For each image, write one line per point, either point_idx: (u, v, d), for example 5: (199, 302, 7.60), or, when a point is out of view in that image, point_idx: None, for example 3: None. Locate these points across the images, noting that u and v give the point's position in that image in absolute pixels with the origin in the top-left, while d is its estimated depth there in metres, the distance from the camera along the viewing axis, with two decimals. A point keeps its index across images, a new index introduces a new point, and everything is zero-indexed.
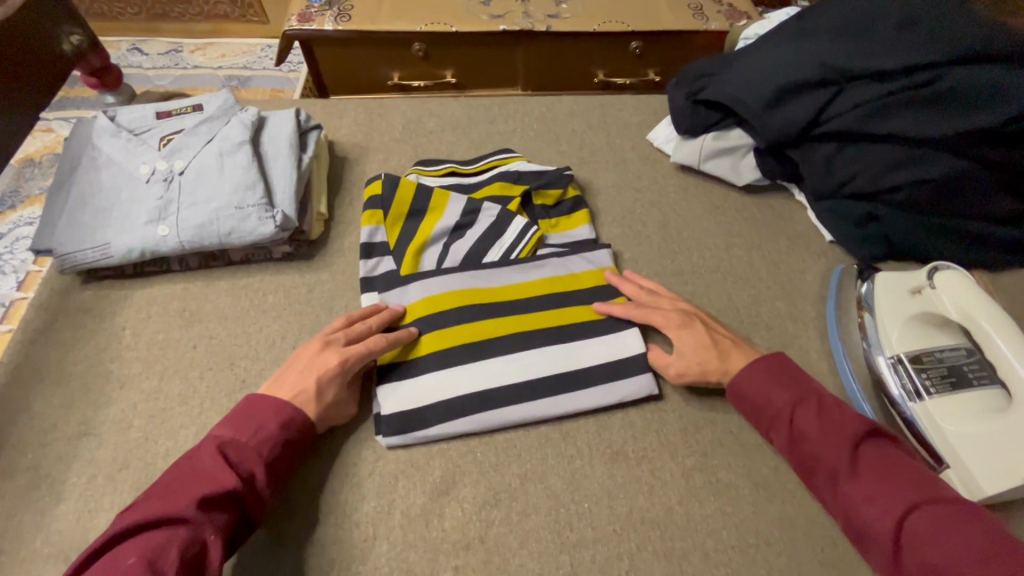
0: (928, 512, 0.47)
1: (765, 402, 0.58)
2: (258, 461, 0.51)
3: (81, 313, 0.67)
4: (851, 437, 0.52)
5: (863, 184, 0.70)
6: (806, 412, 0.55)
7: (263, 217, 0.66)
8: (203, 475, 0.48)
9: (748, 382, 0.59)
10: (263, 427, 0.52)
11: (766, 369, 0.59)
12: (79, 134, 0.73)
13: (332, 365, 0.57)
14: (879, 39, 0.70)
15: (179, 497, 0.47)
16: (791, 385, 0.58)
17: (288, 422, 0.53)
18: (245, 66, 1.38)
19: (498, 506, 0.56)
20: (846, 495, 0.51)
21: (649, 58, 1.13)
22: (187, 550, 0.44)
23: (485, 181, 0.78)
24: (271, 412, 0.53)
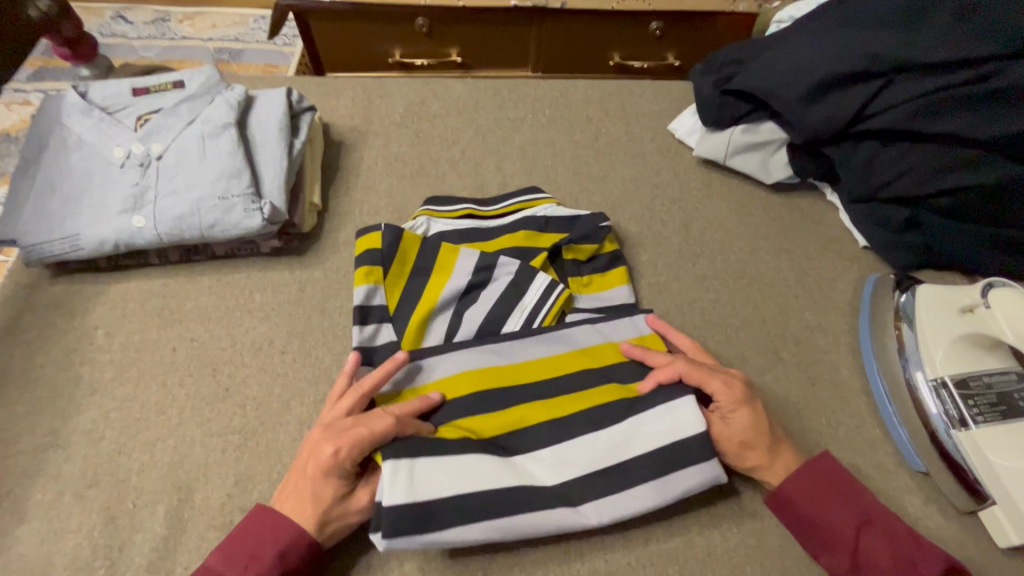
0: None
1: (824, 519, 0.51)
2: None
3: (49, 311, 0.61)
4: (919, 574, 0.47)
5: (905, 189, 0.64)
6: (872, 535, 0.50)
7: (249, 208, 0.60)
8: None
9: (808, 494, 0.52)
10: (256, 558, 0.46)
11: (827, 481, 0.52)
12: (47, 110, 0.66)
13: (330, 460, 0.47)
14: (933, 26, 0.62)
15: None
16: (850, 500, 0.51)
17: (285, 551, 0.46)
18: (237, 38, 1.29)
19: (502, 535, 0.51)
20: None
21: (670, 41, 1.05)
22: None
23: (506, 227, 0.67)
24: (266, 540, 0.46)
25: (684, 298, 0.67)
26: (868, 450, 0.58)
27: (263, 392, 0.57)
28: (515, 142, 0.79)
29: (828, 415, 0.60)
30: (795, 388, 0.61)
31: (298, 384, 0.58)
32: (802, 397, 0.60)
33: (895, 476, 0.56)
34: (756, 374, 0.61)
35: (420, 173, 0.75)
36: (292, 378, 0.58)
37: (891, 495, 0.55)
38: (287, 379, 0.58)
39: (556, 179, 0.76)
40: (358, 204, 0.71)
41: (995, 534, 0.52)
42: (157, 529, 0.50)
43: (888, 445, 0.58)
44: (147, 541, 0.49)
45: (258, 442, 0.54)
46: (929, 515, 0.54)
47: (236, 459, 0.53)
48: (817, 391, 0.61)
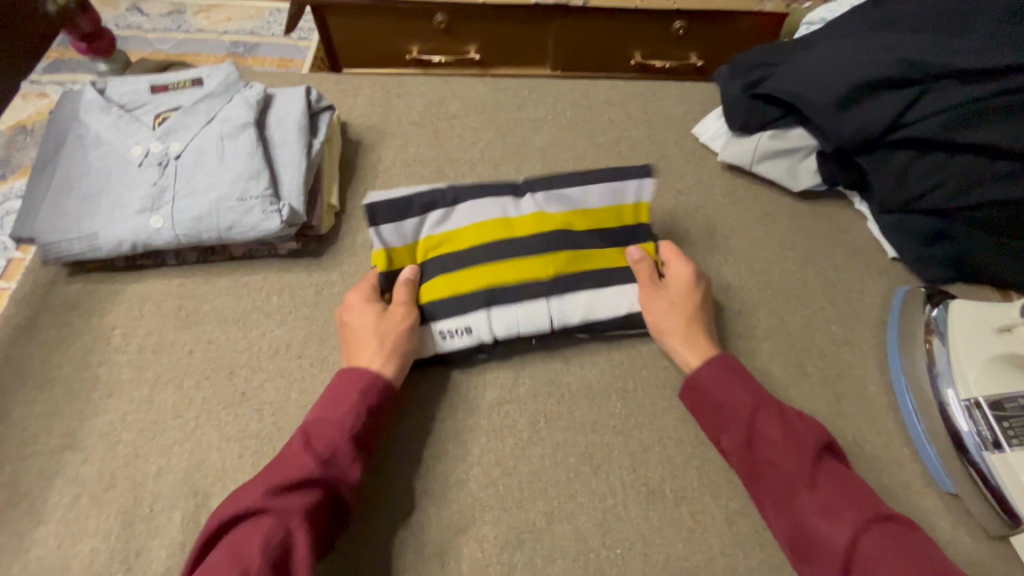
0: (878, 529, 0.46)
1: (723, 399, 0.54)
2: (341, 438, 0.49)
3: (67, 310, 0.61)
4: (811, 449, 0.50)
5: (942, 200, 0.62)
6: (769, 414, 0.52)
7: (267, 210, 0.59)
8: (287, 462, 0.48)
9: (714, 376, 0.55)
10: (343, 400, 0.52)
11: (732, 367, 0.55)
12: (66, 106, 0.66)
13: (356, 302, 0.58)
14: (974, 34, 0.61)
15: (260, 487, 0.46)
16: (750, 386, 0.54)
17: (365, 388, 0.52)
18: (252, 31, 1.28)
19: (521, 548, 0.50)
20: (804, 508, 0.48)
21: (693, 40, 1.03)
22: (271, 540, 0.43)
23: None
24: (344, 382, 0.53)
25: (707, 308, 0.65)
26: (896, 469, 0.56)
27: (280, 397, 0.57)
28: (535, 144, 0.77)
29: (855, 432, 0.58)
30: (820, 403, 0.60)
31: (315, 389, 0.57)
32: (827, 412, 0.59)
33: (923, 497, 0.55)
34: (780, 389, 0.60)
35: (439, 175, 0.73)
36: (309, 382, 0.58)
37: (920, 517, 0.54)
38: (304, 384, 0.57)
39: None
40: None
41: None
42: (174, 534, 0.50)
43: (916, 465, 0.57)
44: (164, 546, 0.49)
45: (274, 448, 0.54)
46: (958, 538, 0.52)
47: (253, 465, 0.53)
48: (842, 407, 0.60)
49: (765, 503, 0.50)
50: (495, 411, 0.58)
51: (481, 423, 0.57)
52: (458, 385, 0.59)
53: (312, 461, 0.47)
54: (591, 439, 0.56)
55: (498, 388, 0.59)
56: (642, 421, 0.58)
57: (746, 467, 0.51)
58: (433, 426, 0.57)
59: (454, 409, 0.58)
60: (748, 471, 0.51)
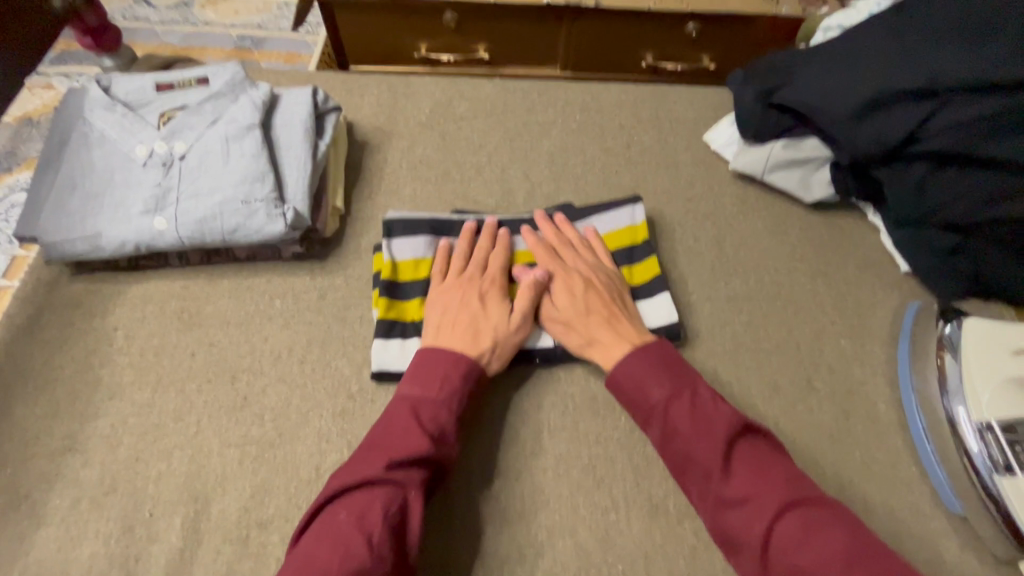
0: (800, 513, 0.45)
1: (642, 391, 0.53)
2: (448, 416, 0.51)
3: (69, 310, 0.60)
4: (726, 436, 0.48)
5: (960, 215, 0.60)
6: (681, 405, 0.51)
7: (272, 213, 0.59)
8: (398, 435, 0.48)
9: (628, 368, 0.54)
10: (447, 379, 0.52)
11: (648, 355, 0.54)
12: (70, 104, 0.65)
13: (491, 284, 0.60)
14: (996, 44, 0.59)
15: (376, 459, 0.47)
16: (670, 375, 0.53)
17: (469, 374, 0.53)
18: (259, 25, 1.27)
19: (522, 562, 0.50)
20: (721, 495, 0.47)
21: (706, 43, 1.01)
22: (391, 507, 0.45)
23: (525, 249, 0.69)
24: (450, 363, 0.53)
25: (715, 320, 0.64)
26: (904, 489, 0.55)
27: (282, 402, 0.56)
28: (543, 148, 0.76)
29: (863, 450, 0.57)
30: (827, 420, 0.59)
31: (316, 395, 0.57)
32: (835, 429, 0.58)
33: (931, 518, 0.54)
34: (788, 405, 0.59)
35: (445, 178, 0.73)
36: (311, 388, 0.57)
37: (927, 539, 0.53)
38: (306, 390, 0.57)
39: (584, 189, 0.73)
40: (381, 209, 0.69)
41: None
42: (174, 540, 0.49)
43: (924, 486, 0.56)
44: (164, 552, 0.49)
45: (275, 455, 0.53)
46: (966, 561, 0.52)
47: (253, 471, 0.53)
48: (850, 424, 0.59)
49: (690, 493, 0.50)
50: (499, 421, 0.57)
51: (483, 433, 0.56)
52: None
53: (425, 436, 0.48)
54: (595, 451, 0.56)
55: (501, 398, 0.58)
56: (646, 435, 0.57)
57: (668, 458, 0.51)
58: None
59: None
60: (673, 463, 0.50)
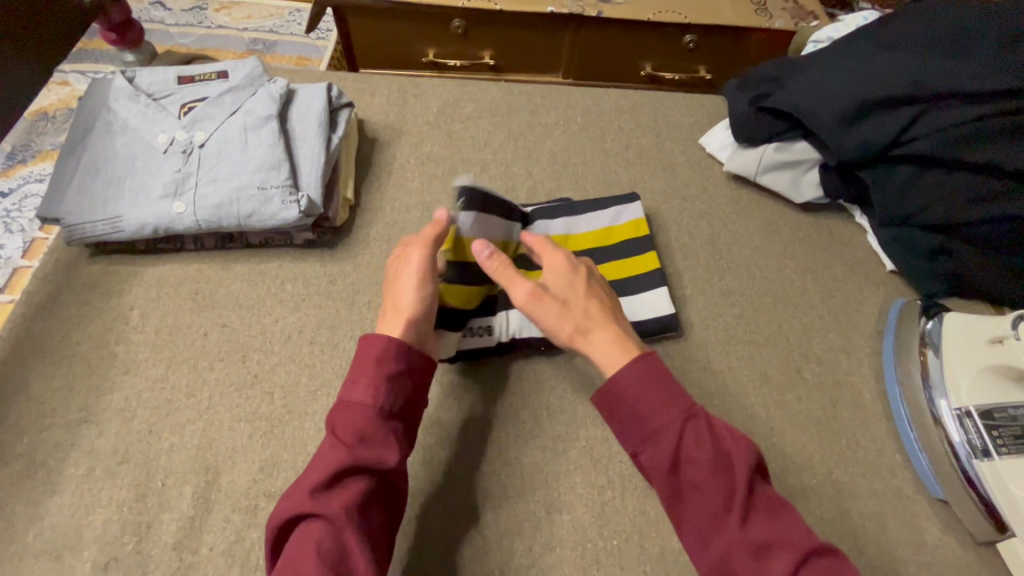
0: (816, 568, 0.41)
1: (635, 411, 0.47)
2: (370, 419, 0.46)
3: (86, 290, 0.63)
4: (740, 474, 0.44)
5: (942, 216, 0.64)
6: (698, 430, 0.46)
7: (287, 200, 0.61)
8: (317, 460, 0.44)
9: (641, 386, 0.47)
10: (358, 382, 0.47)
11: (659, 375, 0.48)
12: (95, 94, 0.68)
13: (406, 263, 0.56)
14: (975, 55, 0.63)
15: (298, 493, 0.43)
16: (677, 394, 0.47)
17: (382, 359, 0.48)
18: (271, 29, 1.31)
19: (521, 535, 0.52)
20: (732, 542, 0.42)
21: (703, 54, 1.06)
22: (322, 545, 0.41)
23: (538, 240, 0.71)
24: (365, 361, 0.48)
25: (709, 312, 0.67)
26: (888, 474, 0.58)
27: (291, 381, 0.58)
28: (546, 148, 0.80)
29: (849, 437, 0.60)
30: (816, 408, 0.61)
31: (325, 375, 0.59)
32: (822, 417, 0.61)
33: (913, 502, 0.56)
34: (776, 392, 0.62)
35: (452, 174, 0.76)
36: (320, 368, 0.59)
37: (909, 521, 0.55)
38: (315, 370, 0.59)
39: (585, 187, 0.76)
40: (390, 201, 0.72)
41: (1013, 565, 0.52)
42: (185, 509, 0.51)
43: (907, 471, 0.58)
44: (175, 519, 0.50)
45: (285, 429, 0.55)
46: (947, 543, 0.54)
47: (262, 445, 0.54)
48: (838, 413, 0.61)
49: (687, 532, 0.45)
50: (499, 404, 0.59)
51: (486, 414, 0.58)
52: (464, 378, 0.61)
53: (341, 451, 0.44)
54: (592, 433, 0.58)
55: (502, 383, 0.60)
56: None
57: (666, 489, 0.45)
58: (438, 415, 0.58)
59: (458, 401, 0.59)
60: (670, 495, 0.45)
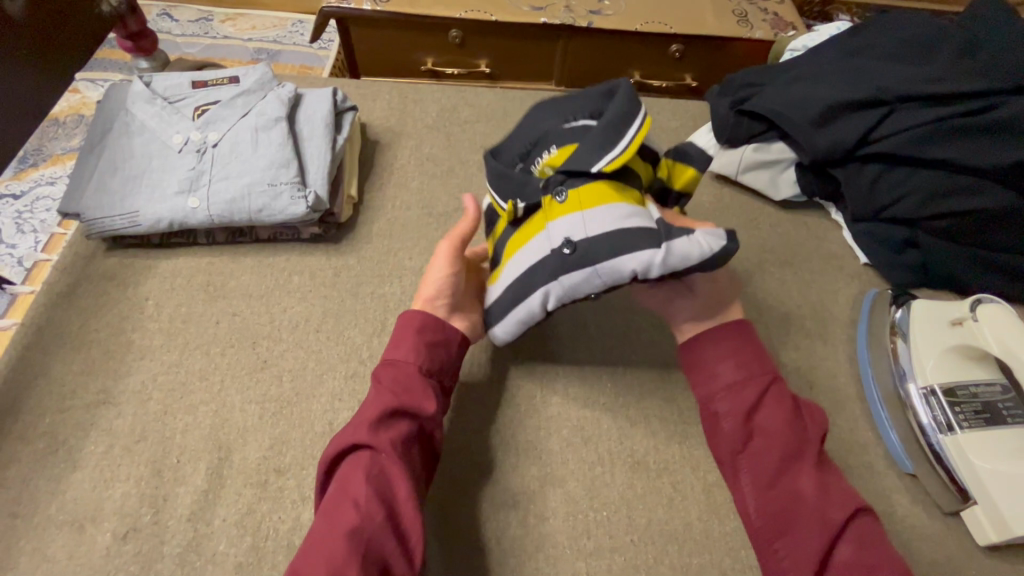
0: (866, 517, 0.46)
1: (718, 367, 0.54)
2: (414, 374, 0.52)
3: (104, 281, 0.66)
4: (810, 430, 0.50)
5: (909, 210, 0.68)
6: (780, 390, 0.52)
7: (295, 196, 0.65)
8: (367, 406, 0.49)
9: (733, 345, 0.55)
10: (406, 341, 0.53)
11: (750, 341, 0.55)
12: (113, 98, 0.72)
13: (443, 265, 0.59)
14: (935, 64, 0.69)
15: (351, 428, 0.48)
16: (760, 361, 0.54)
17: (423, 328, 0.54)
18: (275, 39, 1.36)
19: (515, 508, 0.55)
20: (799, 480, 0.47)
21: (689, 63, 1.11)
22: (370, 472, 0.45)
23: (574, 133, 0.58)
24: (410, 327, 0.54)
25: None
26: (861, 450, 0.61)
27: (299, 365, 0.62)
28: None
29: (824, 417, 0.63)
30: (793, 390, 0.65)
31: (331, 360, 0.62)
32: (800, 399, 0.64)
33: (885, 476, 0.60)
34: None
35: (451, 174, 0.80)
36: (327, 353, 0.63)
37: (881, 494, 0.58)
38: (321, 355, 0.63)
39: None
40: (391, 199, 0.76)
41: (975, 532, 0.55)
42: (199, 483, 0.54)
43: (879, 448, 0.61)
44: (189, 493, 0.53)
45: (293, 410, 0.59)
46: (916, 514, 0.57)
47: (272, 425, 0.58)
48: (814, 395, 0.65)
49: (750, 473, 0.49)
50: (495, 387, 0.63)
51: (483, 396, 0.62)
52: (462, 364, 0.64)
53: (390, 399, 0.49)
54: (583, 413, 0.61)
55: (497, 367, 0.64)
56: (629, 400, 0.63)
57: (741, 431, 0.51)
58: None
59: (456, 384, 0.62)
60: (743, 437, 0.51)
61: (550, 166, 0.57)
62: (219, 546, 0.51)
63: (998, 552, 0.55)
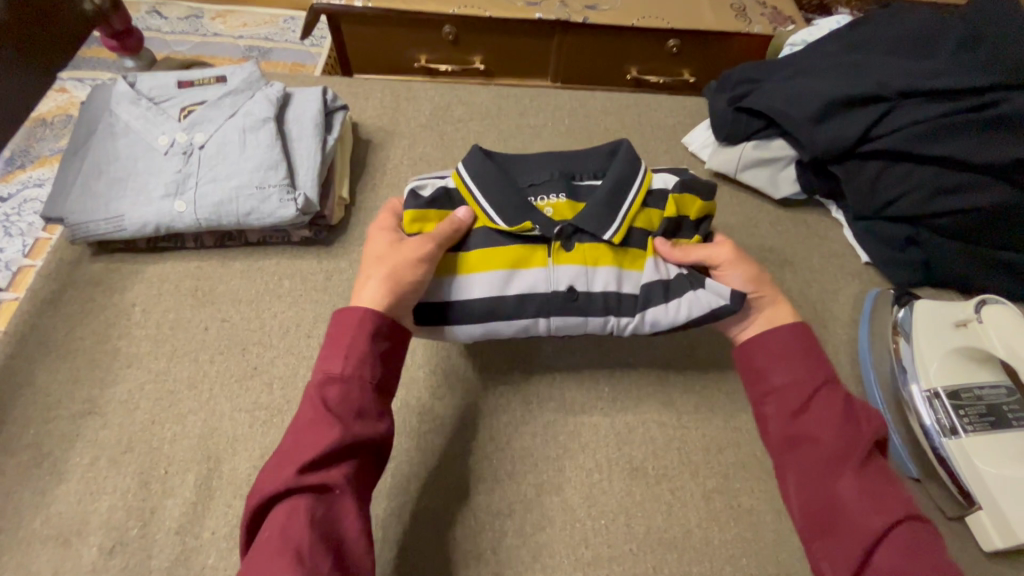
0: (914, 527, 0.43)
1: (766, 369, 0.53)
2: (361, 390, 0.46)
3: (89, 287, 0.65)
4: (863, 433, 0.47)
5: (910, 208, 0.67)
6: (830, 394, 0.49)
7: (284, 198, 0.64)
8: (307, 431, 0.43)
9: (782, 347, 0.53)
10: (353, 353, 0.47)
11: (804, 344, 0.53)
12: (97, 99, 0.71)
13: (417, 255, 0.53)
14: (936, 58, 0.67)
15: (289, 462, 0.42)
16: (812, 363, 0.52)
17: (373, 336, 0.48)
18: (266, 37, 1.34)
19: (512, 517, 0.54)
20: (841, 482, 0.45)
21: (687, 58, 1.09)
22: (315, 514, 0.40)
23: (577, 190, 0.60)
24: (355, 334, 0.48)
25: None
26: None
27: (290, 372, 0.60)
28: (535, 148, 0.82)
29: None
30: None
31: None
32: None
33: None
34: None
35: (444, 174, 0.78)
36: (318, 360, 0.61)
37: None
38: (313, 361, 0.61)
39: None
40: (384, 200, 0.75)
41: (978, 537, 0.54)
42: (187, 495, 0.53)
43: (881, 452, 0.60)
44: (177, 505, 0.52)
45: (283, 418, 0.57)
46: None
47: (262, 434, 0.56)
48: None
49: (793, 475, 0.48)
50: (490, 393, 0.62)
51: (477, 402, 0.61)
52: (457, 369, 0.63)
53: (336, 424, 0.43)
54: (580, 419, 0.60)
55: (491, 373, 0.63)
56: (627, 405, 0.62)
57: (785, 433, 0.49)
58: (431, 404, 0.60)
59: (450, 391, 0.61)
60: (787, 439, 0.49)
61: (554, 209, 0.58)
62: (208, 560, 0.50)
63: (1003, 557, 0.54)
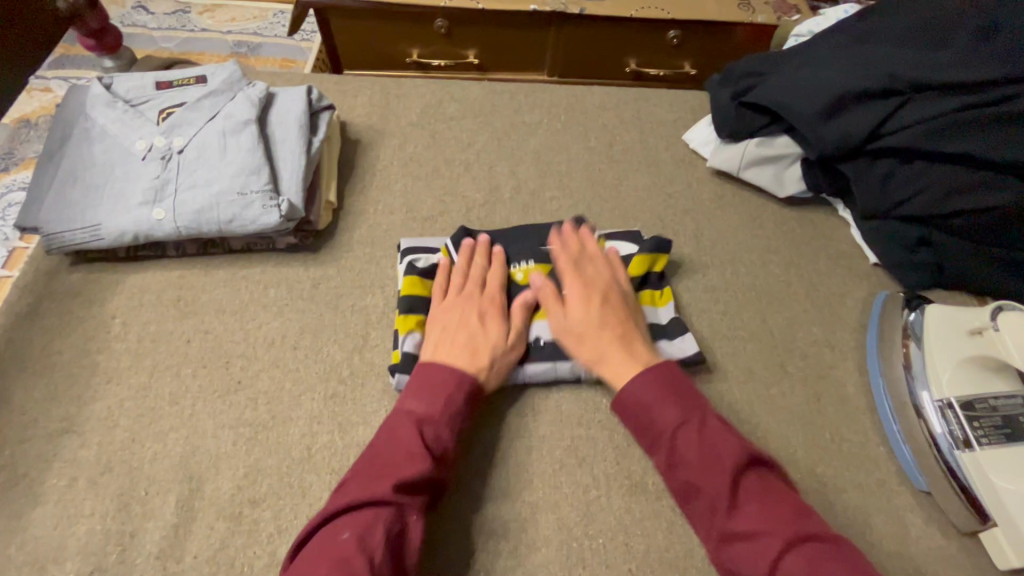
0: (806, 551, 0.43)
1: (649, 415, 0.51)
2: (444, 432, 0.50)
3: (68, 299, 0.62)
4: (730, 470, 0.47)
5: (924, 207, 0.64)
6: (691, 434, 0.49)
7: (267, 205, 0.61)
8: (399, 453, 0.48)
9: (635, 393, 0.52)
10: (448, 399, 0.52)
11: (661, 380, 0.53)
12: (72, 102, 0.68)
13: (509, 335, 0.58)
14: (951, 48, 0.64)
15: (376, 482, 0.46)
16: (679, 402, 0.51)
17: (462, 388, 0.53)
18: (256, 32, 1.30)
19: (506, 537, 0.52)
20: (732, 525, 0.45)
21: (687, 50, 1.06)
22: (391, 529, 0.44)
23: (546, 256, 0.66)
24: (451, 380, 0.53)
25: (694, 310, 0.67)
26: (872, 465, 0.58)
27: (275, 386, 0.58)
28: (530, 147, 0.79)
29: (834, 430, 0.60)
30: (801, 402, 0.61)
31: (309, 380, 0.59)
32: (808, 411, 0.60)
33: (898, 494, 0.56)
34: (761, 386, 0.61)
35: (436, 175, 0.75)
36: (304, 373, 0.59)
37: (894, 514, 0.55)
38: (299, 374, 0.59)
39: (570, 185, 0.76)
40: (373, 203, 0.72)
41: (994, 556, 0.52)
42: (168, 517, 0.51)
43: (891, 464, 0.58)
44: (157, 528, 0.50)
45: (267, 435, 0.55)
46: (931, 534, 0.54)
47: (246, 452, 0.54)
48: (822, 407, 0.61)
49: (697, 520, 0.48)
50: (483, 405, 0.59)
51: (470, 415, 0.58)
52: None
53: (424, 459, 0.47)
54: (576, 432, 0.58)
55: None
56: None
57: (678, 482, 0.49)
58: None
59: None
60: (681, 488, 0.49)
61: (524, 275, 0.64)
62: None
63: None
